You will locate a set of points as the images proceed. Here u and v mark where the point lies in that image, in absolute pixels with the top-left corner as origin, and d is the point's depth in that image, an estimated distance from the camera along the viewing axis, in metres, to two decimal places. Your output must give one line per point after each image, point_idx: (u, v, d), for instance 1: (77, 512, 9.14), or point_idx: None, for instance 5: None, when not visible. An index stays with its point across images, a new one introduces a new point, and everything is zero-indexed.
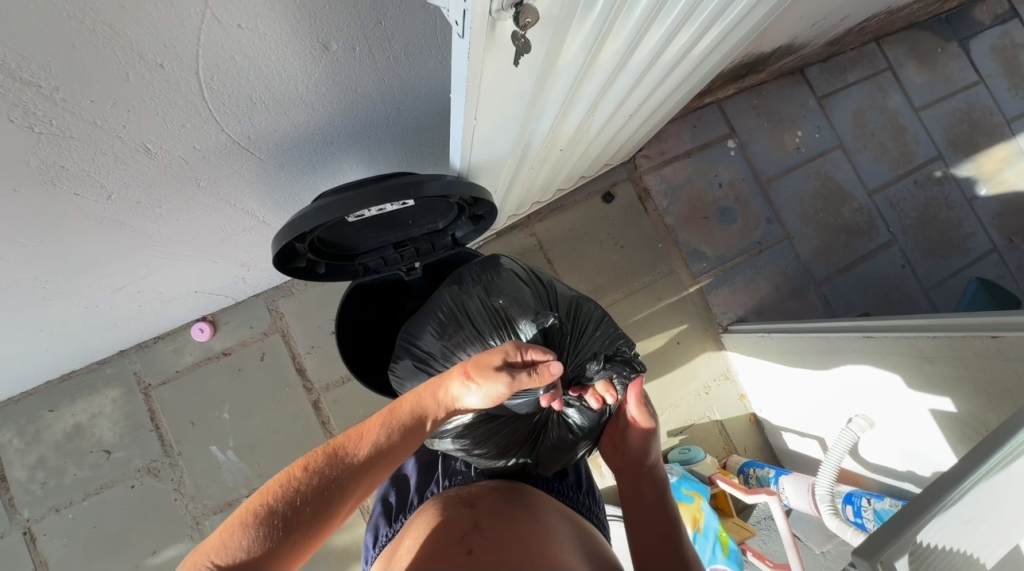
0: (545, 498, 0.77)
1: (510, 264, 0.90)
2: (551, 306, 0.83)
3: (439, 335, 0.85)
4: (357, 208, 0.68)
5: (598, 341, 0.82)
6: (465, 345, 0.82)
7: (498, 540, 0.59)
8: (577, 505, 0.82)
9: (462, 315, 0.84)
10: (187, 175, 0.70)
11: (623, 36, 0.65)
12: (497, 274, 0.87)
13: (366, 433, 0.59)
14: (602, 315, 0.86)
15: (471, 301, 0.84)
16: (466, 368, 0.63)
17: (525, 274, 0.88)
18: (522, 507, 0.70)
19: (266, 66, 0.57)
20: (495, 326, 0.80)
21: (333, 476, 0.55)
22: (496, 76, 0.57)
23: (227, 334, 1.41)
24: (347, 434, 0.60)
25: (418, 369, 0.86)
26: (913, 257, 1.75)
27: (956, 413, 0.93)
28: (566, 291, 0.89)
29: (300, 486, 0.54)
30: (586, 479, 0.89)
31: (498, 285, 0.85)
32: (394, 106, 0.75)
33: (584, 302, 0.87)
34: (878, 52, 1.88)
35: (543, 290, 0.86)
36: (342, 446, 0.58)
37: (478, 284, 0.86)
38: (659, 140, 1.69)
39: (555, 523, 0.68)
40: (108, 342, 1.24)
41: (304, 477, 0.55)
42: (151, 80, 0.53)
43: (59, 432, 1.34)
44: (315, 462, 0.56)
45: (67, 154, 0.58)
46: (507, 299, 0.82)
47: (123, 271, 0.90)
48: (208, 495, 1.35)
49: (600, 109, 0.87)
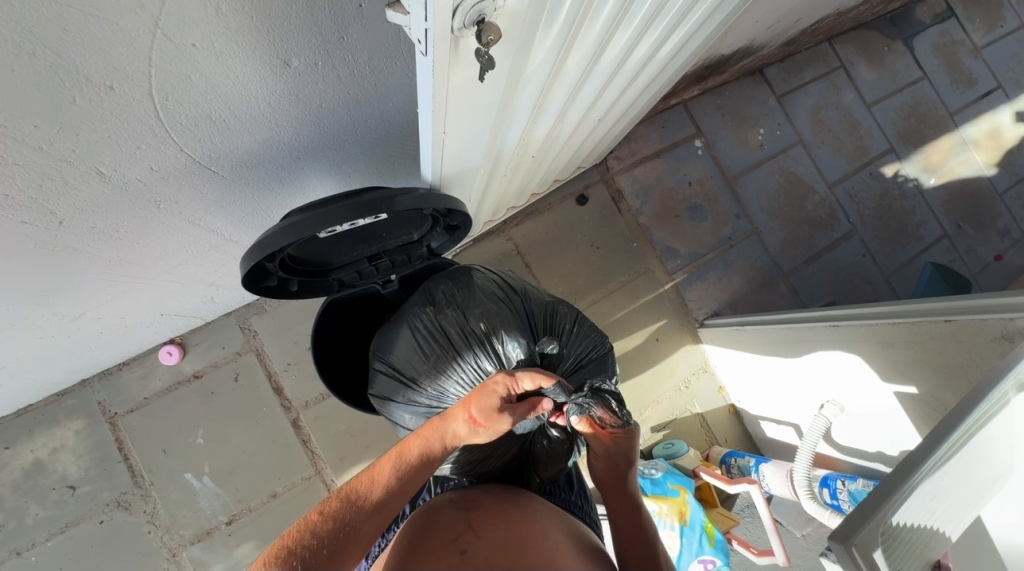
0: (540, 499, 0.74)
1: (484, 275, 0.90)
2: (530, 320, 0.84)
3: (419, 355, 0.84)
4: (328, 225, 0.67)
5: (576, 347, 0.85)
6: (447, 364, 0.81)
7: (494, 544, 0.58)
8: (570, 504, 0.82)
9: (440, 334, 0.83)
10: (145, 197, 0.67)
11: (586, 45, 0.66)
12: (472, 290, 0.86)
13: (377, 475, 0.59)
14: (576, 317, 0.88)
15: (449, 318, 0.84)
16: (469, 407, 0.63)
17: (499, 285, 0.88)
18: (517, 506, 0.68)
19: (225, 84, 0.56)
20: (475, 344, 0.80)
21: (348, 519, 0.55)
22: (463, 90, 0.57)
23: (198, 356, 1.35)
24: (360, 476, 0.60)
25: (400, 392, 0.85)
26: (872, 246, 1.84)
27: (917, 394, 0.98)
28: (540, 297, 0.90)
29: (316, 530, 0.54)
30: (577, 480, 0.88)
31: (476, 300, 0.84)
32: (363, 118, 0.74)
33: (559, 308, 0.88)
34: (831, 51, 1.97)
35: (518, 301, 0.86)
36: (354, 488, 0.58)
37: (453, 300, 0.86)
38: (629, 141, 1.72)
39: (551, 523, 0.67)
40: (68, 371, 1.17)
41: (319, 521, 0.55)
42: (101, 102, 0.51)
43: (17, 470, 1.26)
44: (330, 506, 0.56)
45: (12, 181, 0.54)
46: (484, 314, 0.82)
47: (80, 298, 0.85)
48: (184, 525, 1.30)
49: (569, 116, 0.88)
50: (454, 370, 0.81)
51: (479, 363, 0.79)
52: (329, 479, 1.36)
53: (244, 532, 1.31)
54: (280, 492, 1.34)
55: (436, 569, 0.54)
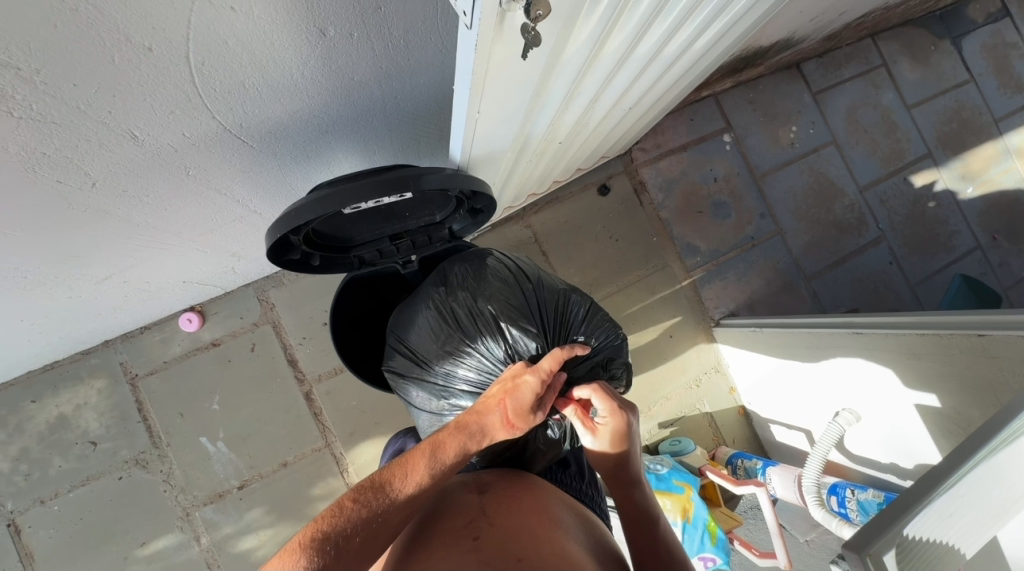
0: (552, 487, 0.74)
1: (499, 259, 0.90)
2: (540, 306, 0.82)
3: (430, 336, 0.84)
4: (354, 201, 0.66)
5: (586, 335, 0.83)
6: (457, 345, 0.81)
7: (508, 529, 0.58)
8: (581, 494, 0.82)
9: (450, 315, 0.83)
10: (175, 163, 0.67)
11: (627, 30, 0.63)
12: (485, 273, 0.86)
13: (412, 470, 0.60)
14: (589, 307, 0.86)
15: (461, 300, 0.83)
16: (505, 407, 0.66)
17: (513, 269, 0.87)
18: (529, 492, 0.68)
19: (261, 51, 0.55)
20: (483, 327, 0.79)
21: (381, 510, 0.57)
22: (503, 67, 0.55)
23: (216, 325, 1.38)
24: (393, 467, 0.61)
25: (411, 371, 0.86)
26: (900, 254, 1.79)
27: (939, 407, 0.96)
28: (553, 284, 0.88)
29: (351, 516, 0.55)
30: (588, 469, 0.88)
31: (488, 285, 0.83)
32: (393, 94, 0.73)
33: (571, 296, 0.86)
34: (873, 48, 1.89)
35: (530, 287, 0.85)
36: (388, 480, 0.59)
37: (467, 282, 0.85)
38: (656, 132, 1.68)
39: (563, 512, 0.67)
40: (92, 331, 1.20)
41: (352, 510, 0.56)
42: (139, 64, 0.50)
43: (42, 423, 1.31)
44: (363, 496, 0.57)
45: (49, 139, 0.54)
46: (496, 297, 0.81)
47: (109, 261, 0.87)
48: (198, 487, 1.34)
49: (600, 103, 0.86)
50: (461, 351, 0.80)
51: (487, 346, 0.78)
52: (338, 452, 1.39)
53: (255, 497, 1.35)
54: (291, 462, 1.37)
55: (452, 553, 0.55)
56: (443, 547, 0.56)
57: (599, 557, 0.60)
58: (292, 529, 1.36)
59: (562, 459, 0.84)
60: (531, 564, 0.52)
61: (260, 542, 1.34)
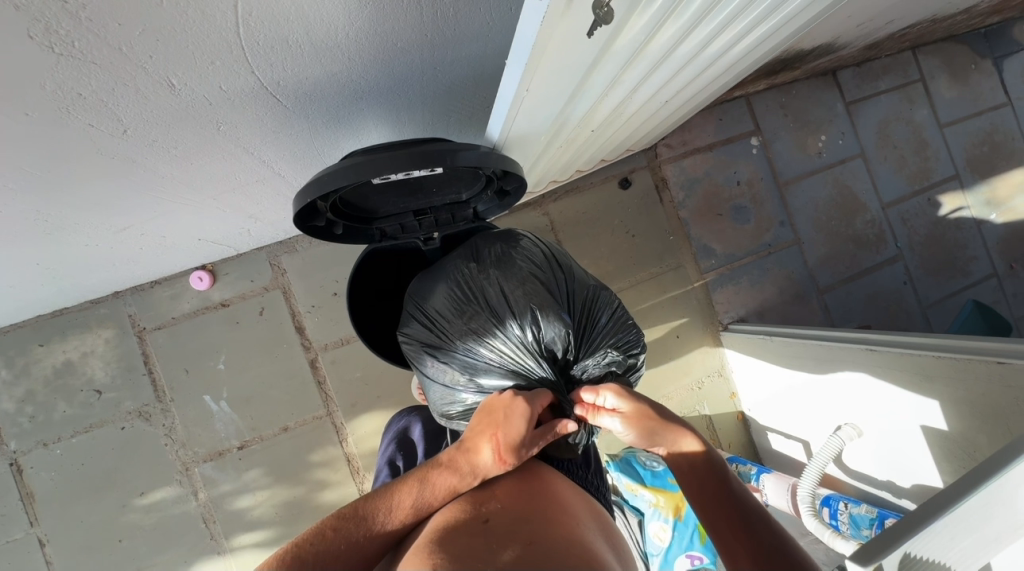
0: (559, 474, 0.73)
1: (528, 243, 0.89)
2: (570, 299, 0.81)
3: (454, 310, 0.83)
4: (387, 171, 0.65)
5: (610, 335, 0.82)
6: (481, 324, 0.81)
7: (517, 513, 0.58)
8: (587, 485, 0.81)
9: (477, 293, 0.83)
10: (208, 117, 0.66)
11: (682, 20, 0.62)
12: (517, 257, 0.84)
13: (397, 507, 0.62)
14: (616, 307, 0.85)
15: (491, 280, 0.82)
16: (494, 443, 0.65)
17: (545, 258, 0.86)
18: (538, 477, 0.68)
19: (311, 7, 0.53)
20: (512, 310, 0.79)
21: (360, 540, 0.59)
22: (559, 45, 0.53)
23: (227, 285, 1.38)
24: (377, 500, 0.62)
25: (430, 341, 0.85)
26: (916, 274, 1.77)
27: (946, 431, 0.95)
28: (584, 278, 0.87)
29: (330, 543, 0.57)
30: (594, 459, 0.87)
31: (519, 268, 0.82)
32: (432, 64, 0.70)
33: (601, 293, 0.85)
34: (912, 62, 1.84)
35: (561, 278, 0.84)
36: (371, 512, 0.61)
37: (497, 263, 0.84)
38: (683, 129, 1.65)
39: (573, 499, 0.66)
40: (104, 281, 1.20)
41: (331, 538, 0.58)
42: (186, 8, 0.48)
43: (49, 367, 1.32)
44: (342, 526, 0.59)
45: (87, 80, 0.53)
46: (527, 283, 0.80)
47: (129, 211, 0.86)
48: (199, 443, 1.36)
49: (639, 93, 0.84)
50: (485, 330, 0.80)
51: (513, 329, 0.78)
52: (339, 421, 1.40)
53: (255, 458, 1.37)
54: (291, 427, 1.39)
55: (460, 533, 0.55)
56: (444, 528, 0.56)
57: (609, 544, 0.60)
58: (289, 493, 1.38)
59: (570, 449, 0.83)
60: (539, 548, 0.52)
61: (256, 502, 1.36)
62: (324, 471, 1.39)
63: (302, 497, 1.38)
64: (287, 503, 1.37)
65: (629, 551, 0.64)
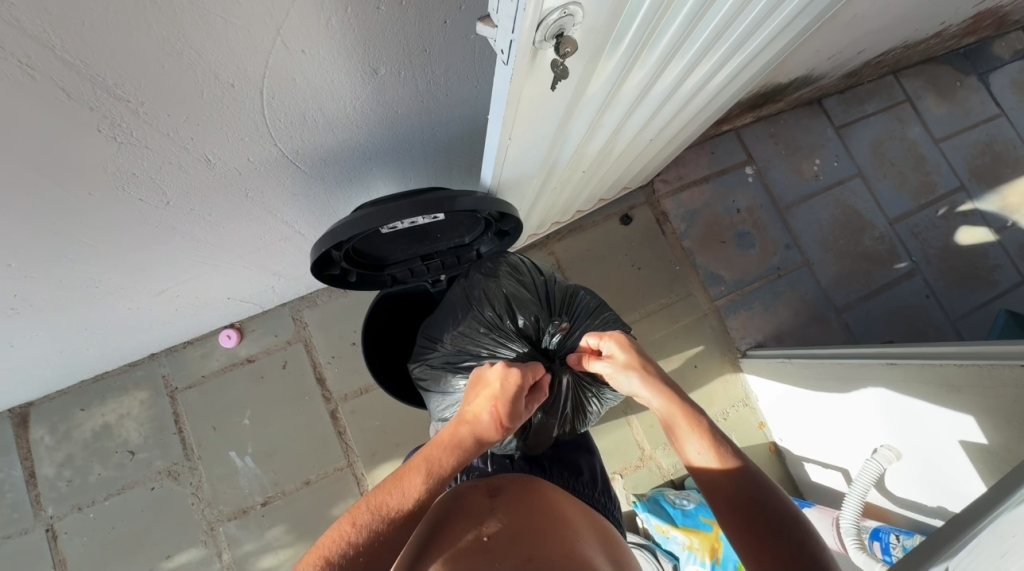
0: (562, 492, 0.74)
1: (518, 260, 0.96)
2: (549, 298, 0.91)
3: (448, 318, 0.91)
4: (391, 219, 0.72)
5: (590, 326, 0.89)
6: (472, 324, 0.88)
7: (519, 530, 0.58)
8: (593, 502, 0.78)
9: (467, 299, 0.91)
10: (238, 185, 0.75)
11: (646, 68, 0.69)
12: (504, 269, 0.93)
13: (412, 485, 0.64)
14: (597, 305, 0.92)
15: (478, 286, 0.91)
16: (492, 410, 0.72)
17: (529, 268, 0.95)
18: (543, 497, 0.68)
19: (323, 88, 0.63)
20: (498, 307, 0.88)
21: (383, 530, 0.60)
22: (533, 98, 0.61)
23: (253, 342, 1.45)
24: (391, 485, 0.64)
25: (429, 354, 0.92)
26: (937, 287, 1.73)
27: (987, 444, 0.89)
28: (565, 285, 0.96)
29: (354, 538, 0.58)
30: (602, 478, 0.85)
31: (503, 274, 0.92)
32: (430, 126, 0.80)
33: (580, 293, 0.94)
34: (895, 85, 1.91)
35: (542, 282, 0.94)
36: (388, 498, 0.63)
37: (484, 274, 0.93)
38: (677, 165, 1.73)
39: (579, 520, 0.66)
40: (142, 343, 1.29)
41: (354, 532, 0.59)
42: (222, 98, 0.58)
43: (88, 431, 1.38)
44: (361, 519, 0.60)
45: (141, 162, 0.63)
46: (509, 283, 0.90)
47: (168, 275, 0.95)
48: (224, 501, 1.37)
49: (622, 134, 0.92)
50: (476, 329, 0.87)
51: (500, 325, 0.87)
52: (360, 472, 1.41)
53: (277, 514, 1.37)
54: (313, 480, 1.39)
55: (460, 559, 0.54)
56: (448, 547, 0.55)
57: (617, 567, 0.58)
58: None
59: (574, 468, 0.83)
60: (539, 563, 0.52)
61: (279, 561, 1.34)
62: None
63: None
64: None
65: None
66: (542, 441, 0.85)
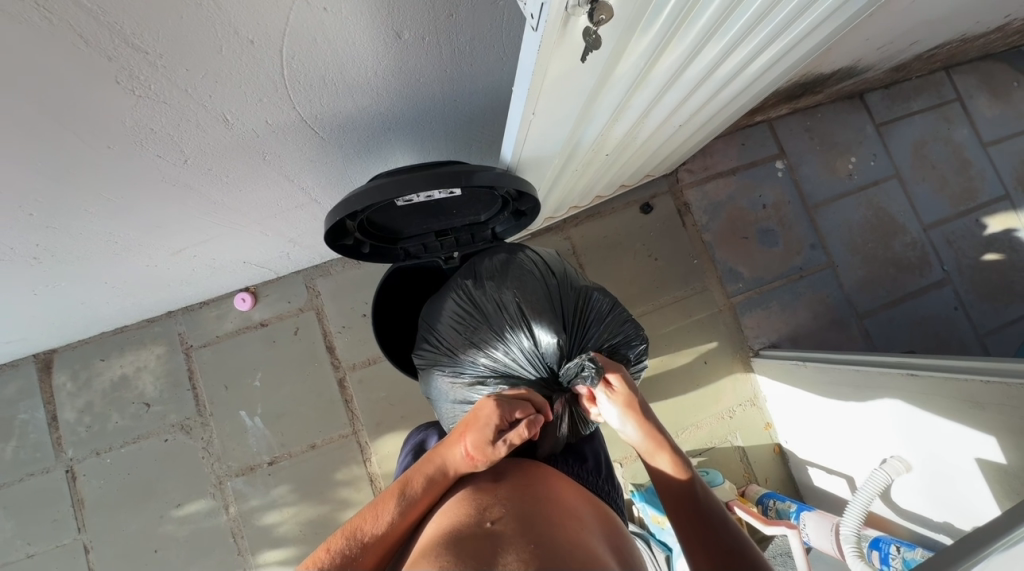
0: (567, 479, 0.73)
1: (529, 255, 0.93)
2: (561, 304, 0.85)
3: (458, 326, 0.88)
4: (407, 192, 0.71)
5: (607, 333, 0.85)
6: (482, 337, 0.85)
7: (521, 515, 0.58)
8: (597, 490, 0.80)
9: (477, 307, 0.87)
10: (255, 147, 0.74)
11: (682, 48, 0.66)
12: (515, 266, 0.89)
13: (382, 511, 0.63)
14: (612, 306, 0.87)
15: (487, 292, 0.87)
16: (465, 441, 0.68)
17: (540, 266, 0.90)
18: (544, 482, 0.68)
19: (345, 51, 0.61)
20: (508, 320, 0.83)
21: (353, 553, 0.59)
22: (561, 71, 0.58)
23: (266, 306, 1.47)
24: (365, 510, 0.64)
25: (438, 358, 0.91)
26: (968, 299, 1.66)
27: (1005, 464, 0.87)
28: (580, 282, 0.91)
29: (327, 563, 0.58)
30: (606, 465, 0.86)
31: (513, 278, 0.87)
32: (452, 97, 0.77)
33: (595, 292, 0.88)
34: (946, 82, 1.79)
35: (555, 283, 0.88)
36: (360, 523, 0.62)
37: (495, 276, 0.89)
38: (704, 154, 1.66)
39: (580, 505, 0.66)
40: (159, 300, 1.32)
41: (327, 557, 0.59)
42: (241, 56, 0.57)
43: (107, 380, 1.43)
44: (335, 543, 0.60)
45: (159, 117, 0.62)
46: (524, 293, 0.84)
47: (185, 234, 0.96)
48: (232, 457, 1.42)
49: (651, 118, 0.88)
50: (486, 341, 0.85)
51: (509, 338, 0.83)
52: (364, 440, 1.44)
53: (283, 474, 1.41)
54: (318, 444, 1.43)
55: (458, 536, 0.54)
56: (449, 531, 0.55)
57: (622, 560, 0.57)
58: (313, 511, 1.40)
59: (579, 453, 0.83)
60: (541, 550, 0.52)
61: (283, 519, 1.40)
62: (348, 490, 1.41)
63: (326, 515, 1.40)
64: (312, 520, 1.40)
65: (639, 559, 0.62)
66: (557, 446, 0.80)
